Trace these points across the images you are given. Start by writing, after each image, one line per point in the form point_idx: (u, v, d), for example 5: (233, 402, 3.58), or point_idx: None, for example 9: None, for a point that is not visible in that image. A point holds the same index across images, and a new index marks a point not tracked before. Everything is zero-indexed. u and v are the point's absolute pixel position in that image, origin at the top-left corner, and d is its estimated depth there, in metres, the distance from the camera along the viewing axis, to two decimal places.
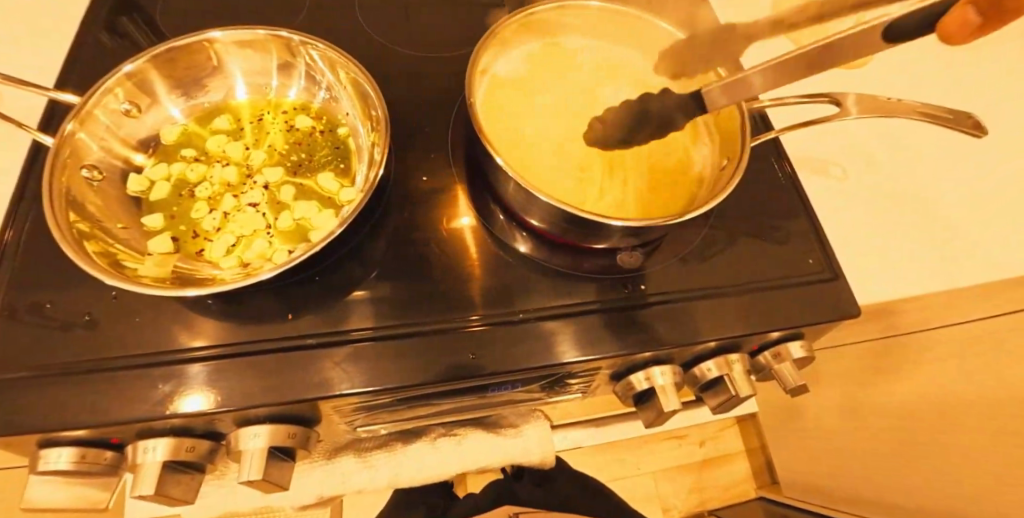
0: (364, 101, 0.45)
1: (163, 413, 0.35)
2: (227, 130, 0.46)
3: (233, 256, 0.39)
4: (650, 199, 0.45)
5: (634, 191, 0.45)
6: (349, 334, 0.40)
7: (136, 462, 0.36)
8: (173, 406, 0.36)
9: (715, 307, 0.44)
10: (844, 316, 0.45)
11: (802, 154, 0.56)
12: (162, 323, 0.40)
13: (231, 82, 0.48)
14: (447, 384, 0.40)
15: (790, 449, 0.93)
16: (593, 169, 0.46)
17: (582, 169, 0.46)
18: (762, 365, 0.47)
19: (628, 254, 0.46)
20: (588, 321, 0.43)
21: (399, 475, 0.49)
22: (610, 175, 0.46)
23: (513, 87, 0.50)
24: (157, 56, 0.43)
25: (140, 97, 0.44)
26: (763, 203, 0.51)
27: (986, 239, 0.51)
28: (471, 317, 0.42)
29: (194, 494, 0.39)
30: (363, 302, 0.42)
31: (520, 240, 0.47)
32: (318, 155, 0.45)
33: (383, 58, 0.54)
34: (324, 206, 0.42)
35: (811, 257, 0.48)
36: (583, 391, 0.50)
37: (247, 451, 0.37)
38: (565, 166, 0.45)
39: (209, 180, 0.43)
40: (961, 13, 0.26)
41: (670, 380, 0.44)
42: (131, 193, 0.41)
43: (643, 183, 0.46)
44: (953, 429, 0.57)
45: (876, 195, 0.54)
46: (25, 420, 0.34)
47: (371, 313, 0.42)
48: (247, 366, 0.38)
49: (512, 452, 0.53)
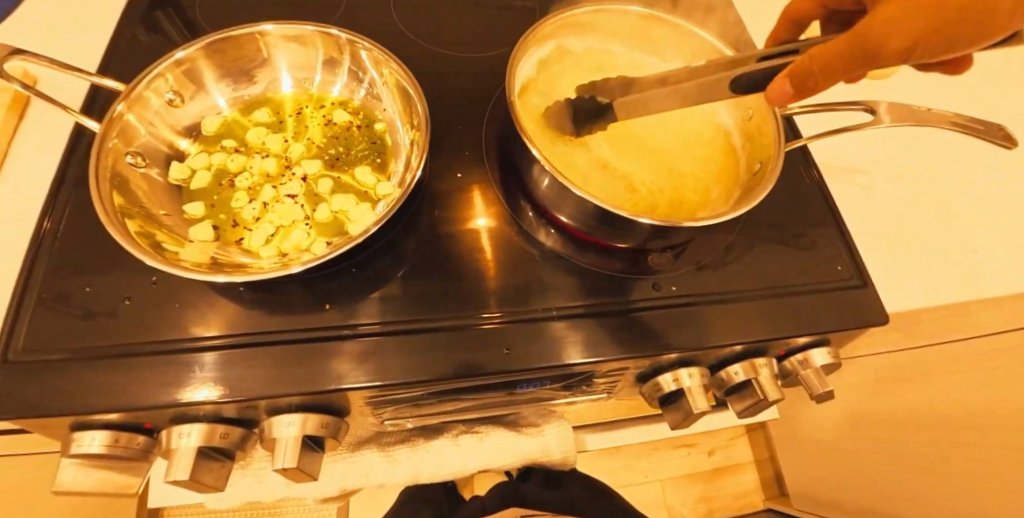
0: (404, 98, 0.46)
1: (174, 401, 0.35)
2: (268, 122, 0.47)
3: (273, 245, 0.40)
4: (693, 199, 0.46)
5: (679, 191, 0.46)
6: (355, 328, 0.41)
7: (171, 447, 0.36)
8: (184, 393, 0.36)
9: (743, 309, 0.45)
10: (870, 323, 0.45)
11: (828, 162, 0.56)
12: (200, 310, 0.40)
13: (276, 74, 0.49)
14: (456, 382, 0.40)
15: (803, 460, 0.92)
16: (634, 171, 0.46)
17: (624, 172, 0.46)
18: (789, 370, 0.47)
19: (658, 256, 0.47)
20: (618, 321, 0.43)
21: (421, 472, 0.49)
22: (652, 176, 0.46)
23: (551, 85, 0.50)
24: (208, 45, 0.44)
25: (187, 86, 0.45)
26: (790, 210, 0.52)
27: (1014, 250, 0.51)
28: (484, 315, 0.42)
29: (224, 481, 0.39)
30: (373, 300, 0.42)
31: (548, 238, 0.48)
32: (355, 149, 0.46)
33: (417, 58, 0.55)
34: (362, 200, 0.42)
35: (838, 264, 0.48)
36: (608, 392, 0.50)
37: (282, 439, 0.37)
38: (608, 168, 0.46)
39: (248, 170, 0.43)
40: (779, 86, 0.34)
41: (699, 382, 0.44)
42: (172, 180, 0.42)
43: (684, 181, 0.47)
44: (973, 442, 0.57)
45: (903, 204, 0.54)
46: (64, 401, 0.34)
47: (381, 310, 0.42)
48: (284, 354, 0.39)
49: (534, 452, 0.52)
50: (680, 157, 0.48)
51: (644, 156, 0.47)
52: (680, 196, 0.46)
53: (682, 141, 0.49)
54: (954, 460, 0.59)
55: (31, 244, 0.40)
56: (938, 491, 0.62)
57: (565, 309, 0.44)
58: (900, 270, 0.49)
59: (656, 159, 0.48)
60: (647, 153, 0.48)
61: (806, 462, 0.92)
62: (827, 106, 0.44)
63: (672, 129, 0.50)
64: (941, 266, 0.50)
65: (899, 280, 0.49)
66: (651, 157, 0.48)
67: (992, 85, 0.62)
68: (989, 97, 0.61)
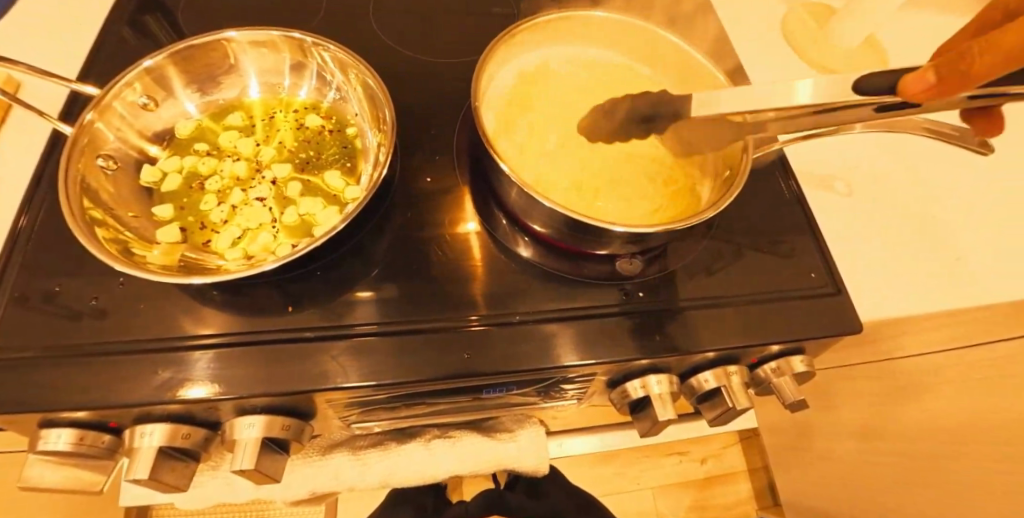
0: (372, 102, 0.46)
1: (164, 398, 0.36)
2: (240, 126, 0.47)
3: (238, 248, 0.40)
4: (689, 187, 0.47)
5: (681, 180, 0.48)
6: (354, 328, 0.41)
7: (133, 447, 0.37)
8: (180, 391, 0.36)
9: (719, 316, 0.44)
10: (845, 332, 0.44)
11: (807, 169, 0.55)
12: (167, 311, 0.40)
13: (245, 81, 0.49)
14: (441, 383, 0.40)
15: (797, 469, 0.91)
16: (634, 185, 0.46)
17: (628, 191, 0.46)
18: (761, 378, 0.46)
19: (627, 262, 0.47)
20: (586, 326, 0.43)
21: (392, 474, 0.49)
22: (651, 179, 0.47)
23: (521, 90, 0.51)
24: (176, 53, 0.45)
25: (157, 92, 0.46)
26: (766, 216, 0.51)
27: (998, 256, 0.50)
28: (471, 317, 0.42)
29: (187, 482, 0.39)
30: (370, 302, 0.42)
31: (523, 245, 0.47)
32: (326, 153, 0.46)
33: (398, 63, 0.56)
34: (329, 203, 0.43)
35: (814, 272, 0.47)
36: (579, 397, 0.50)
37: (243, 440, 0.38)
38: (614, 190, 0.46)
39: (219, 174, 0.44)
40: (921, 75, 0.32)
41: (667, 389, 0.43)
42: (144, 183, 0.43)
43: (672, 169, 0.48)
44: (960, 452, 0.56)
45: (885, 210, 0.53)
46: (27, 400, 0.35)
47: (376, 312, 0.42)
48: (249, 355, 0.39)
49: (505, 457, 0.52)
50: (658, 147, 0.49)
51: (634, 157, 0.48)
52: (677, 186, 0.47)
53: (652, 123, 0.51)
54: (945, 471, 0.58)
55: (5, 243, 0.41)
56: (928, 504, 0.61)
57: (559, 311, 0.44)
58: (879, 276, 0.49)
59: (642, 159, 0.48)
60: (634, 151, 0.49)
61: (799, 471, 0.91)
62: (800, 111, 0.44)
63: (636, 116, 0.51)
64: (925, 273, 0.49)
65: (880, 287, 0.48)
66: (637, 152, 0.49)
67: None
68: None
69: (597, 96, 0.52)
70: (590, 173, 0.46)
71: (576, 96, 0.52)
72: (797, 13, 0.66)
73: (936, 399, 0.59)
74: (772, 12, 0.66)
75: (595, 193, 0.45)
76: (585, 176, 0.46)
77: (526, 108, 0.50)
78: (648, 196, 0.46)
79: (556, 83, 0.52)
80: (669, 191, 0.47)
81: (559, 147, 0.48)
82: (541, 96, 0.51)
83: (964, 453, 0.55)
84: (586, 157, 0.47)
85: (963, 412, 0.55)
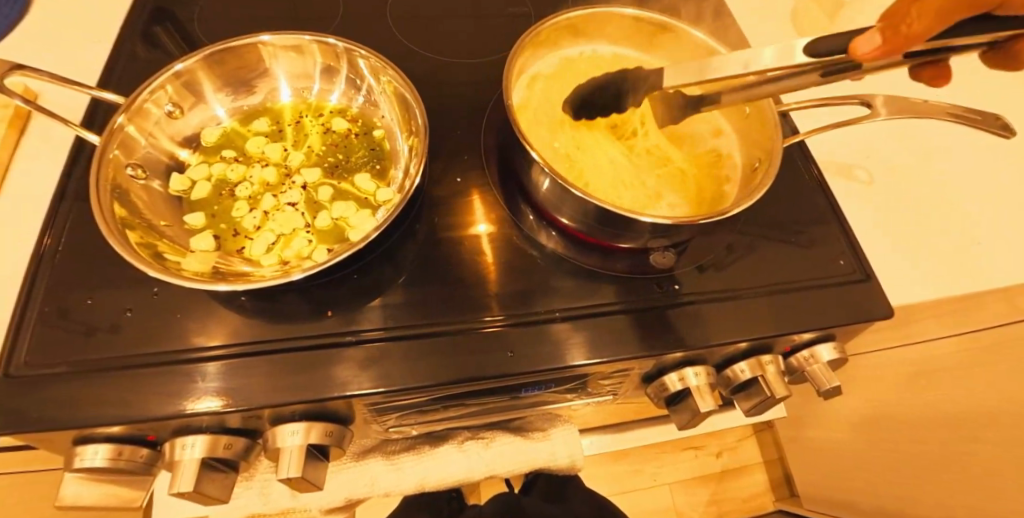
0: (402, 105, 0.46)
1: (189, 410, 0.35)
2: (267, 132, 0.47)
3: (274, 254, 0.39)
4: (719, 146, 0.50)
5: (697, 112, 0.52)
6: (360, 334, 0.40)
7: (174, 459, 0.36)
8: (197, 403, 0.36)
9: (749, 307, 0.44)
10: (876, 317, 0.44)
11: (827, 157, 0.56)
12: (202, 320, 0.40)
13: (275, 85, 0.49)
14: (483, 382, 0.40)
15: (815, 459, 0.92)
16: (679, 165, 0.48)
17: (673, 173, 0.48)
18: (795, 367, 0.47)
19: (660, 254, 0.47)
20: (618, 322, 0.43)
21: (428, 478, 0.49)
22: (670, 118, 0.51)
23: (547, 86, 0.51)
24: (207, 56, 0.44)
25: (188, 98, 0.45)
26: (793, 207, 0.52)
27: (1015, 245, 0.50)
28: (491, 317, 0.42)
29: (228, 493, 0.39)
30: (381, 307, 0.42)
31: (549, 239, 0.48)
32: (354, 156, 0.46)
33: (417, 65, 0.56)
34: (362, 207, 0.42)
35: (842, 259, 0.48)
36: (613, 393, 0.50)
37: (286, 448, 0.37)
38: (684, 171, 0.48)
39: (248, 180, 0.43)
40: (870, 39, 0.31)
41: (705, 381, 0.43)
42: (172, 191, 0.42)
43: (698, 160, 0.49)
44: (983, 437, 0.57)
45: (904, 196, 0.54)
46: (64, 415, 0.34)
47: (402, 315, 0.42)
48: (282, 362, 0.38)
49: (538, 456, 0.52)
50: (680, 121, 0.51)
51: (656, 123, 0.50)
52: (706, 176, 0.48)
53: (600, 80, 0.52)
54: (973, 457, 0.58)
55: (30, 261, 0.40)
56: (952, 489, 0.62)
57: (591, 307, 0.44)
58: (904, 262, 0.49)
59: (671, 142, 0.50)
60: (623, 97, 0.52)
61: (817, 462, 0.91)
62: (824, 101, 0.44)
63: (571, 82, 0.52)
64: (950, 258, 0.49)
65: (897, 273, 0.48)
66: (666, 141, 0.49)
67: (989, 78, 0.63)
68: (985, 88, 0.62)
69: None
70: (641, 170, 0.47)
71: None
72: (806, 6, 0.67)
73: (955, 385, 0.59)
74: (779, 7, 0.67)
75: (698, 155, 0.49)
76: (687, 160, 0.49)
77: (550, 103, 0.50)
78: (694, 162, 0.49)
79: (571, 84, 0.52)
80: (707, 156, 0.49)
81: (656, 157, 0.48)
82: (567, 91, 0.51)
83: (986, 437, 0.56)
84: (655, 146, 0.49)
85: (988, 398, 0.55)
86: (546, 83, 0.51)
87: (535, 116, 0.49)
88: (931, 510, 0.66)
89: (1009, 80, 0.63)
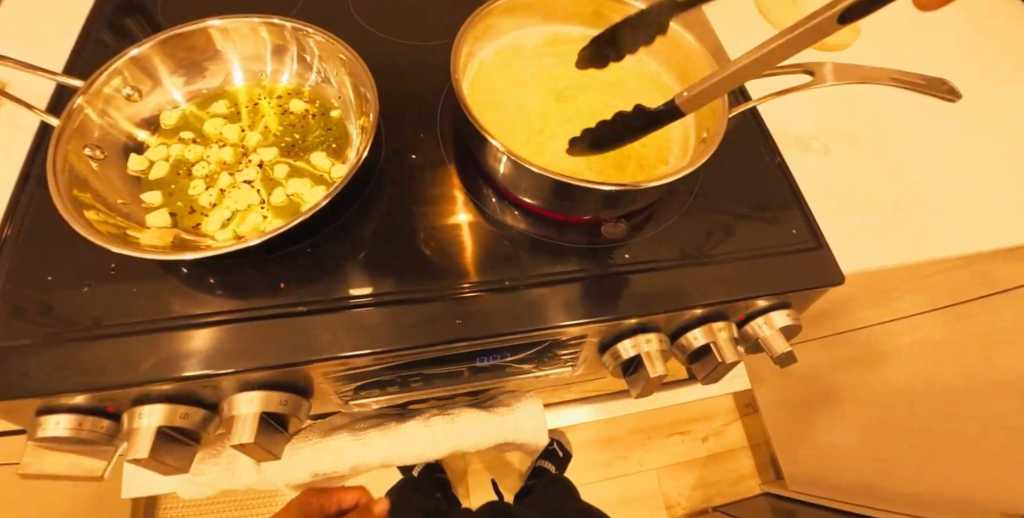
0: (353, 83, 0.47)
1: (140, 379, 0.36)
2: (225, 113, 0.48)
3: (228, 229, 0.40)
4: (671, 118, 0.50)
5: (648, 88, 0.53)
6: (349, 301, 0.41)
7: (132, 428, 0.37)
8: (153, 373, 0.36)
9: (708, 275, 0.45)
10: (825, 284, 0.45)
11: (782, 129, 0.56)
12: (161, 295, 0.41)
13: (229, 68, 0.50)
14: (442, 349, 0.41)
15: (800, 440, 0.92)
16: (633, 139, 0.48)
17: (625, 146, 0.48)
18: (749, 334, 0.47)
19: (611, 225, 0.47)
20: (574, 289, 0.44)
21: (392, 454, 0.49)
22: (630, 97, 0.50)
23: (499, 69, 0.51)
24: (162, 41, 0.45)
25: (144, 81, 0.46)
26: (750, 178, 0.52)
27: (958, 217, 0.50)
28: (465, 283, 0.43)
29: (188, 462, 0.40)
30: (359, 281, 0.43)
31: (513, 219, 0.48)
32: (311, 136, 0.47)
33: (381, 51, 0.57)
34: (316, 184, 0.43)
35: (794, 228, 0.48)
36: (572, 364, 0.51)
37: (240, 416, 0.38)
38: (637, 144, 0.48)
39: (205, 159, 0.44)
40: None
41: (657, 347, 0.44)
42: (132, 171, 0.43)
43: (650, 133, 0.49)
44: (970, 410, 0.57)
45: (858, 164, 0.54)
46: (24, 384, 0.35)
47: (373, 283, 0.43)
48: (238, 332, 0.39)
49: (504, 430, 0.52)
50: (632, 96, 0.52)
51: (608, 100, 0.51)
52: (657, 148, 0.48)
53: (544, 67, 0.53)
54: (955, 428, 0.58)
55: None
56: (938, 460, 0.62)
57: (553, 274, 0.44)
58: (863, 228, 0.50)
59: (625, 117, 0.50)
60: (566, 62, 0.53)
61: (801, 442, 0.92)
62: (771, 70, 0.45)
63: (511, 73, 0.52)
64: (907, 222, 0.50)
65: (843, 239, 0.49)
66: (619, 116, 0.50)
67: (947, 50, 0.63)
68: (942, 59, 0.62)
69: (569, 69, 0.53)
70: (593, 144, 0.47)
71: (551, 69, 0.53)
72: None
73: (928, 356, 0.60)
74: None
75: None
76: None
77: (501, 85, 0.50)
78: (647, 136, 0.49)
79: (524, 66, 0.52)
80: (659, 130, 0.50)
81: (630, 97, 0.52)
82: (518, 73, 0.52)
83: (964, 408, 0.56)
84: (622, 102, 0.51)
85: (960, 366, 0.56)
86: (493, 80, 0.51)
87: (487, 97, 0.49)
88: (916, 483, 0.66)
89: (965, 51, 0.63)
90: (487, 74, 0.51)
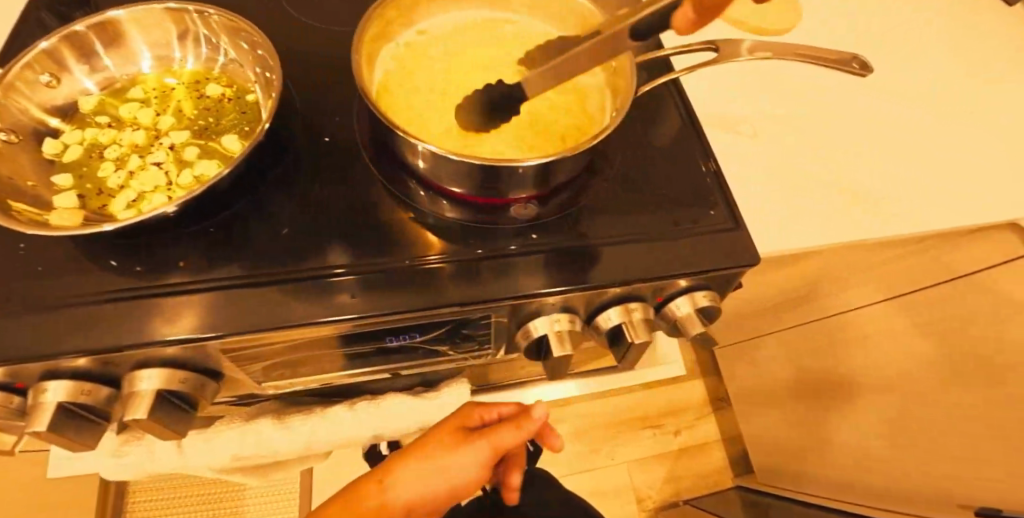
0: (262, 67, 0.48)
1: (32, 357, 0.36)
2: (141, 99, 0.49)
3: (133, 209, 0.41)
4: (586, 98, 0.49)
5: None
6: (331, 271, 0.41)
7: (34, 404, 0.38)
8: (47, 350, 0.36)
9: (629, 253, 0.44)
10: (741, 263, 0.44)
11: (709, 113, 0.56)
12: (68, 276, 0.40)
13: (137, 57, 0.50)
14: (366, 323, 0.40)
15: (768, 431, 0.91)
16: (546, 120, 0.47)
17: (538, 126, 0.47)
18: (668, 315, 0.47)
19: (522, 207, 0.46)
20: (489, 266, 0.43)
21: (314, 437, 0.50)
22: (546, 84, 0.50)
23: (412, 54, 0.51)
24: (72, 33, 0.46)
25: (55, 68, 0.46)
26: (675, 157, 0.51)
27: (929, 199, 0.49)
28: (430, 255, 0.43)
29: (94, 438, 0.42)
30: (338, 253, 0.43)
31: (446, 209, 0.46)
32: (224, 119, 0.48)
33: (309, 40, 0.57)
34: (223, 163, 0.44)
35: (713, 208, 0.47)
36: (488, 346, 0.50)
37: (140, 392, 0.39)
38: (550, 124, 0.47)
39: (118, 143, 0.46)
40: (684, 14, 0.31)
41: (566, 327, 0.44)
42: (45, 155, 0.44)
43: (564, 112, 0.48)
44: (946, 394, 0.55)
45: (785, 145, 0.54)
46: None
47: (352, 256, 0.43)
48: (134, 308, 0.39)
49: (430, 414, 0.53)
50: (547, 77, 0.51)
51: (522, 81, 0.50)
52: (570, 127, 0.47)
53: (460, 50, 0.52)
54: (936, 415, 0.56)
55: None
56: (917, 449, 0.60)
57: (499, 251, 0.44)
58: (794, 208, 0.49)
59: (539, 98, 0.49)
60: (478, 43, 0.53)
61: (771, 433, 0.90)
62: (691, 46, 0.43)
63: (424, 57, 0.51)
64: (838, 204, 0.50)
65: (788, 220, 0.49)
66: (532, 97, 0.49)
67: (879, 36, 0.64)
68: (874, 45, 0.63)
69: (485, 51, 0.52)
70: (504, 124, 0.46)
71: (467, 52, 0.52)
72: None
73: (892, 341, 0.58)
74: None
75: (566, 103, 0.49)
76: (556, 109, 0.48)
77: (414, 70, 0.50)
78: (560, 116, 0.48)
79: (439, 51, 0.52)
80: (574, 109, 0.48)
81: None
82: (432, 58, 0.51)
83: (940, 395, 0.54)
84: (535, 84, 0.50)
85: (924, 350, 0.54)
86: (405, 64, 0.50)
87: (398, 83, 0.49)
88: (892, 474, 0.64)
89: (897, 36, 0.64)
90: (400, 59, 0.51)
